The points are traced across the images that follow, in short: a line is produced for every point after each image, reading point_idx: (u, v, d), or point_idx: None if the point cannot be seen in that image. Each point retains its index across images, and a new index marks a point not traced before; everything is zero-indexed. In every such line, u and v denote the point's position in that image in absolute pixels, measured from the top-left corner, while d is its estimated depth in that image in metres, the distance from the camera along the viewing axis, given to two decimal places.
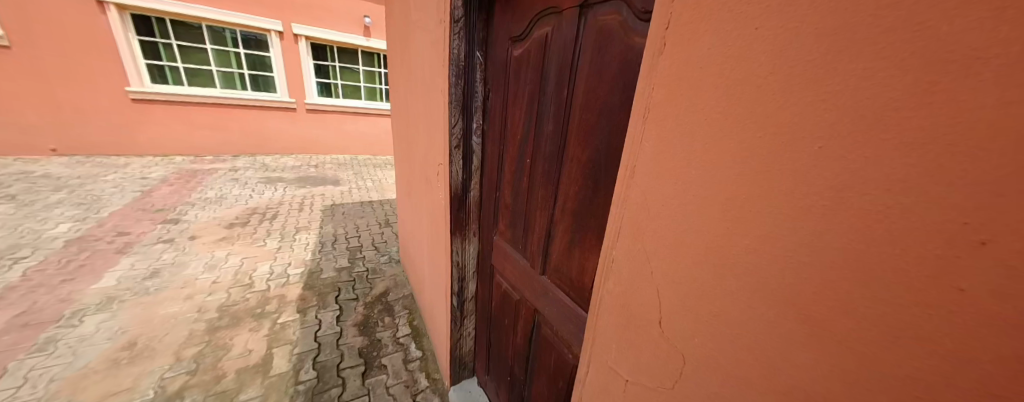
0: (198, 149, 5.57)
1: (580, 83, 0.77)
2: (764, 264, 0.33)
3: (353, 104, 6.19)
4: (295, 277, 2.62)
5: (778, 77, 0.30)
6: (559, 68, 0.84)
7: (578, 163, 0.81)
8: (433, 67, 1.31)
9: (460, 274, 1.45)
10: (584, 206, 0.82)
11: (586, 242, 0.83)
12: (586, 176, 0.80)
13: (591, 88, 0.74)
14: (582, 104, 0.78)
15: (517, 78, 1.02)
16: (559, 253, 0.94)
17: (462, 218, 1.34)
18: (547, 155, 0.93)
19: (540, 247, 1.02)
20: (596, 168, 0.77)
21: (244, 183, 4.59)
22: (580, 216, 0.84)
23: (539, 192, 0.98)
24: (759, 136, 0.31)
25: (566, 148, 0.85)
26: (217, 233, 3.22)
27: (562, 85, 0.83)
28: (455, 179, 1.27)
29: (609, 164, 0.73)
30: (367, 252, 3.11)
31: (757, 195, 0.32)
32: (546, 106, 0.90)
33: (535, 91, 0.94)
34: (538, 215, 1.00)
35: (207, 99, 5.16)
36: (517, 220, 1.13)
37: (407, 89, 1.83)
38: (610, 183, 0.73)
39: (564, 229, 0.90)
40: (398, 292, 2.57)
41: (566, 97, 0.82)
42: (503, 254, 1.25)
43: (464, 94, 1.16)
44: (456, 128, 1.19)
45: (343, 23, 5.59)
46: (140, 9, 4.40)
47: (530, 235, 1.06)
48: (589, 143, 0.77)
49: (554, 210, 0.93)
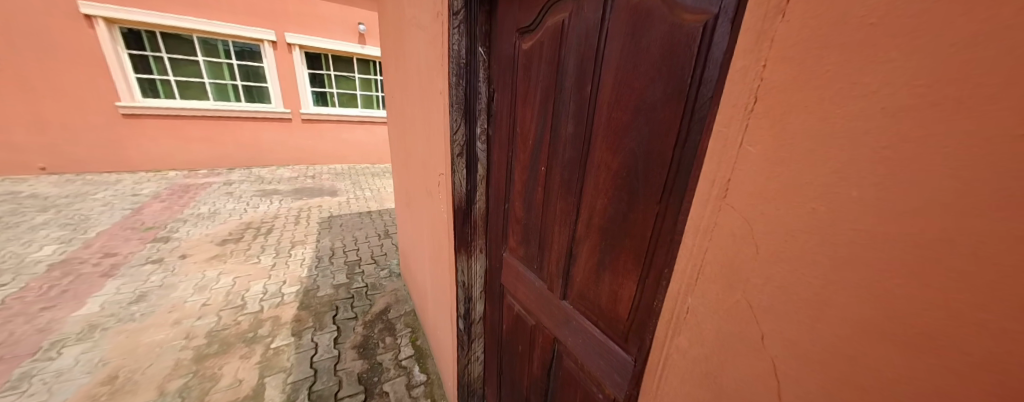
0: (192, 163, 5.46)
1: (609, 75, 0.64)
2: (947, 310, 0.25)
3: (350, 112, 6.10)
4: (290, 296, 2.47)
5: (979, 65, 0.21)
6: (580, 60, 0.71)
7: (605, 170, 0.69)
8: (430, 68, 1.19)
9: (465, 294, 1.31)
10: (615, 223, 0.69)
11: (619, 264, 0.69)
12: (618, 185, 0.67)
13: (623, 78, 0.62)
14: (610, 100, 0.65)
15: (527, 74, 0.89)
16: (582, 276, 0.81)
17: (467, 233, 1.21)
18: (566, 162, 0.80)
19: (560, 269, 0.88)
20: (634, 175, 0.63)
21: (239, 197, 4.45)
22: (607, 232, 0.71)
23: (556, 204, 0.86)
24: (941, 143, 0.23)
25: (589, 152, 0.72)
26: (209, 251, 3.07)
27: (584, 79, 0.70)
28: (459, 190, 1.15)
29: (646, 171, 0.60)
30: (366, 266, 2.95)
31: (938, 222, 0.24)
32: (563, 106, 0.78)
33: (548, 90, 0.82)
34: (555, 231, 0.88)
35: (200, 112, 5.07)
36: (530, 237, 1.00)
37: (404, 93, 1.72)
38: (647, 193, 0.61)
39: (589, 249, 0.77)
40: (399, 308, 2.43)
41: (589, 93, 0.70)
42: (514, 276, 1.11)
43: (466, 96, 1.04)
44: (459, 134, 1.08)
45: (337, 31, 5.50)
46: (130, 22, 4.37)
47: (548, 253, 0.92)
48: (618, 148, 0.65)
49: (575, 225, 0.80)
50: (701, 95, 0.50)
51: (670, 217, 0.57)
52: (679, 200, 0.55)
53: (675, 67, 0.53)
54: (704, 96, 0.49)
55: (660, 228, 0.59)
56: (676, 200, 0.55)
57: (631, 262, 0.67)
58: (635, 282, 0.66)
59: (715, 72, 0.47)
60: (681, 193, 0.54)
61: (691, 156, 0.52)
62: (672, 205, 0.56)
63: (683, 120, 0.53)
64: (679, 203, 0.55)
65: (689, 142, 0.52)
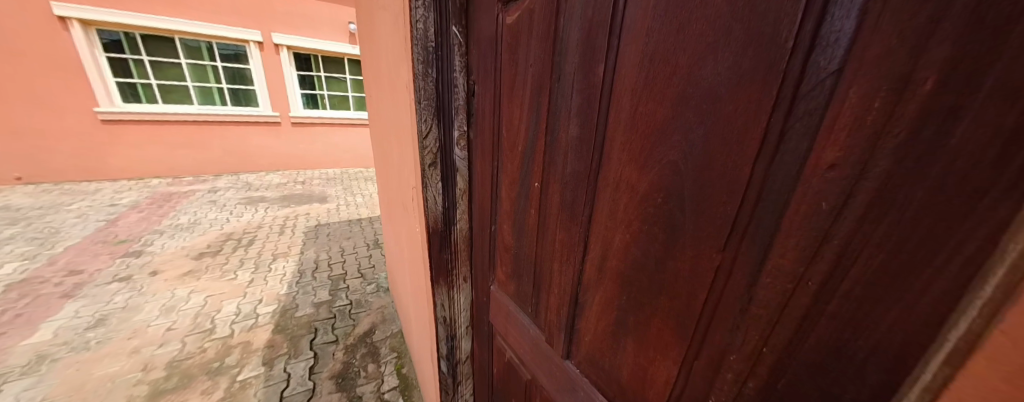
0: (176, 170, 5.24)
1: (632, 50, 0.42)
2: None
3: (341, 115, 5.86)
4: (265, 318, 2.24)
5: None
6: (586, 31, 0.48)
7: (626, 192, 0.46)
8: (398, 59, 0.96)
9: (447, 331, 1.10)
10: (644, 270, 0.47)
11: (648, 331, 0.47)
12: (648, 217, 0.45)
13: (658, 53, 0.39)
14: (635, 87, 0.42)
15: (512, 57, 0.66)
16: (591, 335, 0.59)
17: (446, 260, 0.99)
18: (567, 177, 0.57)
19: (560, 317, 0.66)
20: (676, 203, 0.40)
21: (223, 206, 4.22)
22: (626, 283, 0.49)
23: (553, 234, 0.64)
24: None
25: (602, 165, 0.50)
26: (183, 266, 2.84)
27: (594, 58, 0.48)
28: (434, 208, 0.94)
29: (695, 197, 0.38)
30: (351, 281, 2.72)
31: None
32: (563, 100, 0.55)
33: (542, 79, 0.59)
34: (554, 269, 0.66)
35: (183, 117, 4.85)
36: (522, 271, 0.77)
37: (378, 89, 1.48)
38: (696, 233, 0.39)
39: (601, 299, 0.55)
40: (385, 329, 2.20)
41: (601, 80, 0.47)
42: (505, 316, 0.89)
43: (438, 91, 0.81)
44: (430, 138, 0.85)
45: (327, 30, 5.27)
46: (107, 24, 4.15)
47: (545, 294, 0.70)
48: (648, 161, 0.43)
49: (582, 265, 0.58)
50: (813, 67, 0.28)
51: (742, 274, 0.35)
52: (762, 248, 0.33)
53: (759, 25, 0.31)
54: (822, 70, 0.28)
55: (721, 288, 0.38)
56: (756, 247, 0.34)
57: (666, 330, 0.45)
58: (674, 359, 0.45)
59: (851, 24, 0.25)
60: (765, 236, 0.33)
61: (786, 175, 0.31)
62: (746, 256, 0.35)
63: (773, 115, 0.31)
64: (761, 253, 0.34)
65: (786, 153, 0.31)
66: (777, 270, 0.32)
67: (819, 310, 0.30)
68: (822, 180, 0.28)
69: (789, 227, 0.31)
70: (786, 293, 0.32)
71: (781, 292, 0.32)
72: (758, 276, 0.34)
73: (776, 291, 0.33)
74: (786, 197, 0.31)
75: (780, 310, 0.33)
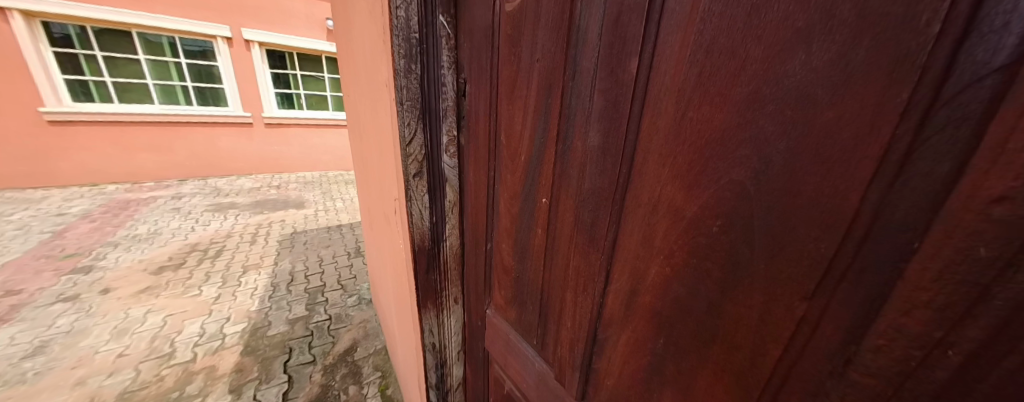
0: (135, 175, 4.84)
1: (673, 46, 0.35)
2: None
3: (319, 115, 5.59)
4: (232, 339, 2.04)
5: None
6: (615, 21, 0.40)
7: (669, 217, 0.40)
8: (376, 55, 0.85)
9: (437, 359, 1.00)
10: (692, 311, 0.40)
11: (695, 382, 0.42)
12: (699, 249, 0.38)
13: (718, 46, 0.32)
14: (682, 90, 0.35)
15: (514, 50, 0.56)
16: (615, 377, 0.53)
17: (435, 282, 0.89)
18: (586, 194, 0.50)
19: (578, 353, 0.59)
20: (742, 234, 0.34)
21: (187, 213, 3.91)
22: (666, 323, 0.43)
23: (567, 259, 0.57)
24: None
25: (632, 183, 0.43)
26: (140, 282, 2.58)
27: (628, 57, 0.40)
28: (420, 224, 0.83)
29: (773, 231, 0.31)
30: (331, 294, 2.54)
31: None
32: (579, 104, 0.47)
33: (552, 77, 0.50)
34: (567, 299, 0.59)
35: (143, 117, 4.48)
36: (526, 298, 0.70)
37: (356, 87, 1.35)
38: (770, 273, 0.32)
39: (630, 338, 0.49)
40: (368, 345, 2.05)
41: (635, 81, 0.40)
42: (503, 346, 0.81)
43: (423, 92, 0.70)
44: (414, 144, 0.74)
45: (302, 26, 5.00)
46: (53, 16, 3.78)
47: (557, 327, 0.63)
48: (701, 182, 0.36)
49: (604, 297, 0.52)
50: (963, 62, 0.19)
51: (835, 330, 0.29)
52: (872, 299, 0.26)
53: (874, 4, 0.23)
54: (979, 66, 0.19)
55: (802, 340, 0.31)
56: (861, 295, 0.27)
57: (721, 384, 0.39)
58: None
59: None
60: (875, 284, 0.26)
61: (914, 205, 0.23)
62: (840, 307, 0.28)
63: (897, 128, 0.23)
64: (867, 306, 0.27)
65: (914, 177, 0.23)
66: (900, 332, 0.25)
67: (968, 386, 0.23)
68: (981, 218, 0.20)
69: (918, 278, 0.24)
70: (906, 357, 0.25)
71: (900, 357, 0.26)
72: (865, 335, 0.27)
73: (893, 356, 0.26)
74: (912, 236, 0.24)
75: (896, 377, 0.26)
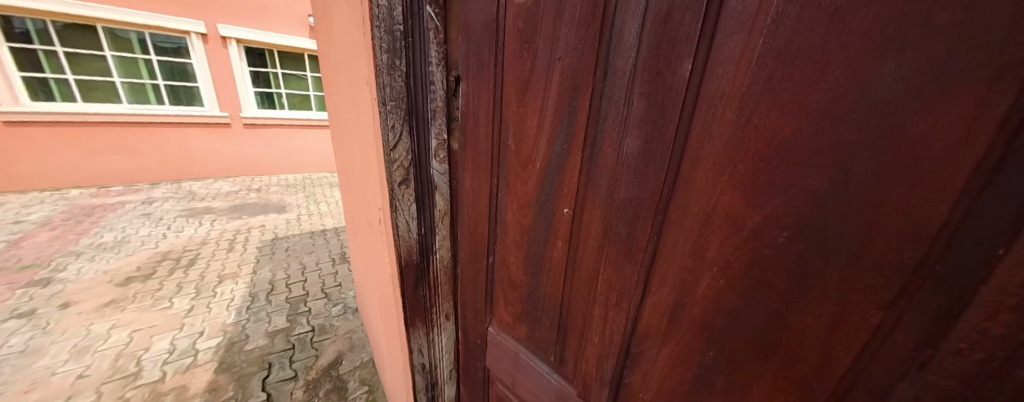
0: (102, 179, 4.54)
1: (734, 52, 0.34)
2: None
3: (302, 115, 5.40)
4: (205, 355, 1.91)
5: None
6: (664, 20, 0.38)
7: (726, 228, 0.39)
8: (356, 50, 0.77)
9: (427, 379, 0.93)
10: (750, 321, 0.40)
11: (750, 390, 0.42)
12: (760, 259, 0.37)
13: (788, 55, 0.31)
14: (744, 98, 0.34)
15: (529, 48, 0.52)
16: (652, 392, 0.53)
17: (423, 298, 0.82)
18: (622, 204, 0.47)
19: (608, 367, 0.58)
20: (814, 244, 0.33)
21: (159, 219, 3.69)
22: (719, 335, 0.43)
23: (595, 271, 0.55)
24: None
25: (676, 194, 0.42)
26: (104, 295, 2.40)
27: (680, 62, 0.38)
28: (407, 237, 0.76)
29: (852, 243, 0.31)
30: (313, 304, 2.42)
31: None
32: (614, 109, 0.45)
33: (579, 78, 0.48)
34: (595, 313, 0.57)
35: (110, 117, 4.22)
36: (542, 314, 0.67)
37: (336, 86, 1.25)
38: (846, 284, 0.32)
39: (672, 350, 0.48)
40: (354, 357, 1.95)
41: (686, 86, 0.38)
42: (510, 364, 0.77)
43: (410, 94, 0.63)
44: (400, 148, 0.67)
45: (283, 23, 4.81)
46: (9, 9, 3.53)
47: (583, 343, 0.61)
48: (763, 191, 0.35)
49: (640, 309, 0.51)
50: None
51: (907, 337, 0.30)
52: (950, 305, 0.27)
53: (978, 15, 0.23)
54: None
55: (874, 346, 0.32)
56: (941, 301, 0.28)
57: (784, 392, 0.39)
58: None
59: None
60: (953, 290, 0.27)
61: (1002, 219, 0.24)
62: (917, 316, 0.29)
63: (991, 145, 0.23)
64: (944, 312, 0.28)
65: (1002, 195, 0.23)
66: (984, 336, 0.26)
67: None
68: None
69: (1003, 284, 0.24)
70: (989, 358, 0.26)
71: (981, 359, 0.27)
72: (942, 340, 0.28)
73: (972, 360, 0.27)
74: (996, 246, 0.24)
75: (975, 377, 0.27)
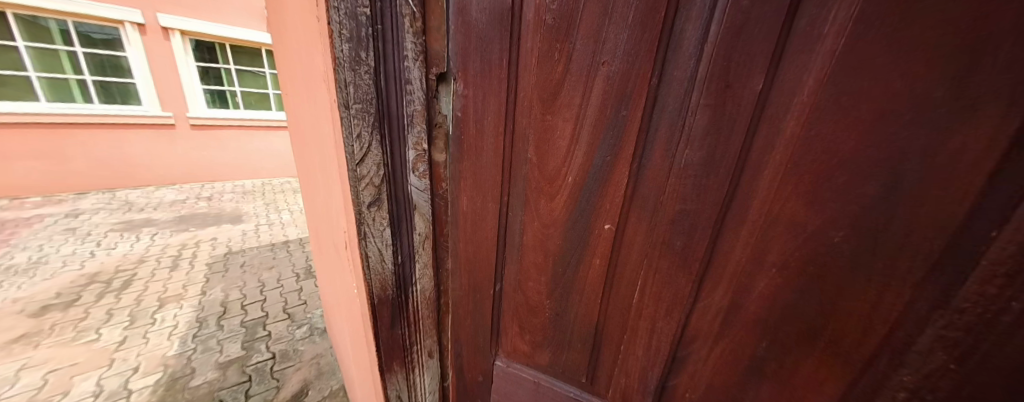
0: (15, 189, 3.91)
1: (818, 65, 0.32)
2: None
3: (260, 115, 4.97)
4: (139, 396, 1.63)
5: None
6: (736, 31, 0.34)
7: (787, 233, 0.38)
8: (311, 40, 0.63)
9: None
10: (803, 318, 0.40)
11: (796, 377, 0.42)
12: (815, 259, 0.37)
13: (861, 61, 0.30)
14: (815, 107, 0.33)
15: (557, 43, 0.43)
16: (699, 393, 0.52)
17: (401, 337, 0.69)
18: (676, 220, 0.43)
19: (647, 376, 0.55)
20: (867, 240, 0.34)
21: (87, 235, 3.21)
22: (771, 334, 0.43)
23: (634, 286, 0.51)
24: None
25: (734, 203, 0.40)
26: (10, 328, 2.02)
27: (755, 73, 0.34)
28: (381, 270, 0.63)
29: (892, 231, 0.33)
30: (274, 326, 2.18)
31: None
32: (671, 118, 0.40)
33: (629, 86, 0.41)
34: (638, 325, 0.53)
35: (26, 117, 3.67)
36: (570, 337, 0.61)
37: (292, 87, 1.09)
38: (887, 270, 0.34)
39: (721, 351, 0.47)
40: (322, 386, 1.76)
41: (756, 95, 0.35)
42: (528, 394, 0.70)
43: (381, 96, 0.51)
44: (367, 164, 0.54)
45: (238, 15, 4.38)
46: None
47: (622, 357, 0.57)
48: (824, 197, 0.35)
49: (687, 320, 0.48)
50: None
51: (921, 305, 0.33)
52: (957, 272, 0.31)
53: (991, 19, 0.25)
54: None
55: (902, 320, 0.34)
56: (950, 275, 0.31)
57: (826, 368, 0.40)
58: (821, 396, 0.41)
59: None
60: (956, 267, 0.31)
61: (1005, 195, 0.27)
62: (927, 288, 0.32)
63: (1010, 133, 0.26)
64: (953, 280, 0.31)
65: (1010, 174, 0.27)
66: (981, 295, 0.30)
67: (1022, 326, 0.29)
68: None
69: (997, 255, 0.28)
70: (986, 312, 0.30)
71: (978, 312, 0.30)
72: (949, 301, 0.31)
73: (970, 316, 0.31)
74: (994, 222, 0.28)
75: (972, 326, 0.31)
